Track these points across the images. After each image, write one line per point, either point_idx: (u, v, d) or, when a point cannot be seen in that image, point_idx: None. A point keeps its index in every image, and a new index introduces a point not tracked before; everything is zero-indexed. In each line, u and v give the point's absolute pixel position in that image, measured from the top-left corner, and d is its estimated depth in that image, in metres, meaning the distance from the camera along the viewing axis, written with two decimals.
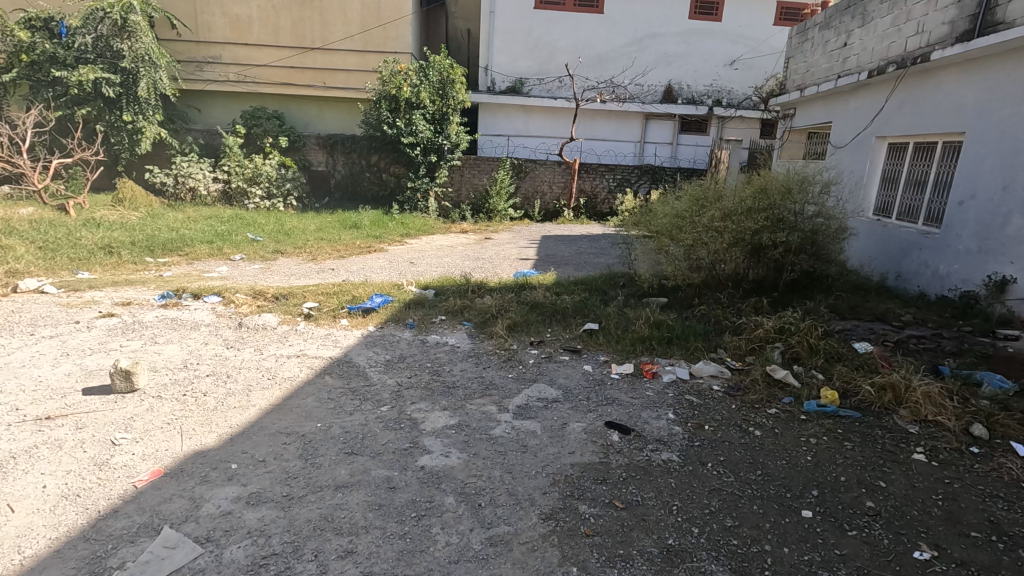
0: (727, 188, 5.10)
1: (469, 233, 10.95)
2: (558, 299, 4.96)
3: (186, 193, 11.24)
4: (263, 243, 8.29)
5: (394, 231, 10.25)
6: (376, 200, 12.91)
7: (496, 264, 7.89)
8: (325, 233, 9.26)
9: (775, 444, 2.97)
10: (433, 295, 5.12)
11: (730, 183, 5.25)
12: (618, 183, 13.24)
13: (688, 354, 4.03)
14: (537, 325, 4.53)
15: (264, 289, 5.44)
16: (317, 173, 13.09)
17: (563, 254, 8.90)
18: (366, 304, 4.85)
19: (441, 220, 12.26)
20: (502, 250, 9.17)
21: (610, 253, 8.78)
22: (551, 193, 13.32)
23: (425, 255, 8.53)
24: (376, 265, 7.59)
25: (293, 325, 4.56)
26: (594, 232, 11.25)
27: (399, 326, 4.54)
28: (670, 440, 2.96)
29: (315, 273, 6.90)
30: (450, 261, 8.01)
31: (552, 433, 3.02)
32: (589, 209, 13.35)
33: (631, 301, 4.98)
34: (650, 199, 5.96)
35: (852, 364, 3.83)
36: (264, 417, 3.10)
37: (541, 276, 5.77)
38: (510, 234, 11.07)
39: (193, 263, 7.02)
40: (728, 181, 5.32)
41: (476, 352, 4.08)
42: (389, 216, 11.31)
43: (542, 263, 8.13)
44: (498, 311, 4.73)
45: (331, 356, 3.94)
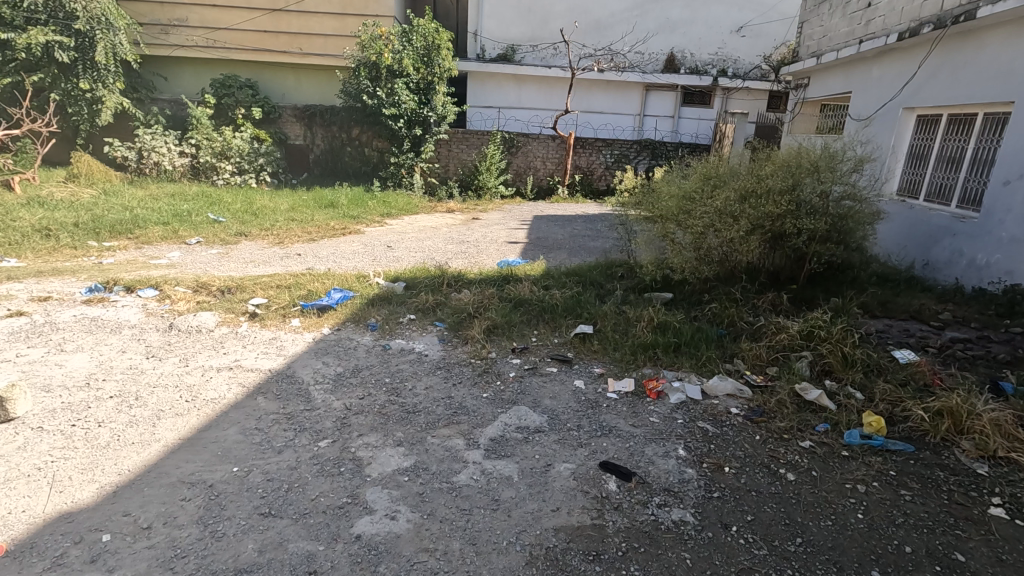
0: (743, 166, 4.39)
1: (456, 213, 10.22)
2: (547, 295, 4.29)
3: (149, 168, 10.42)
4: (225, 224, 7.55)
5: (374, 210, 9.51)
6: (358, 177, 12.12)
7: (482, 249, 7.18)
8: (296, 213, 8.53)
9: (815, 495, 2.34)
10: (403, 289, 4.43)
11: (746, 160, 4.55)
12: (615, 159, 12.47)
13: (700, 365, 3.38)
14: (522, 327, 3.86)
15: (210, 281, 4.75)
16: (294, 148, 12.25)
17: (556, 237, 8.19)
18: (322, 300, 4.16)
19: (427, 199, 11.50)
20: (490, 232, 8.45)
21: (606, 236, 8.08)
22: (545, 169, 12.53)
23: (404, 238, 7.83)
24: (349, 250, 6.89)
25: (234, 326, 3.87)
26: (589, 212, 10.53)
27: (360, 328, 3.87)
28: (683, 492, 2.32)
29: (278, 259, 6.21)
30: (431, 245, 7.31)
31: (532, 479, 2.37)
32: (585, 187, 12.59)
33: (631, 298, 4.30)
34: (653, 177, 5.24)
35: (895, 380, 3.19)
36: (166, 458, 2.44)
37: (528, 265, 5.09)
38: (500, 214, 10.34)
39: (142, 248, 6.29)
40: (745, 158, 4.61)
41: (447, 363, 3.41)
42: (370, 194, 10.56)
43: (532, 247, 7.44)
44: (476, 310, 4.06)
45: (270, 370, 3.27)
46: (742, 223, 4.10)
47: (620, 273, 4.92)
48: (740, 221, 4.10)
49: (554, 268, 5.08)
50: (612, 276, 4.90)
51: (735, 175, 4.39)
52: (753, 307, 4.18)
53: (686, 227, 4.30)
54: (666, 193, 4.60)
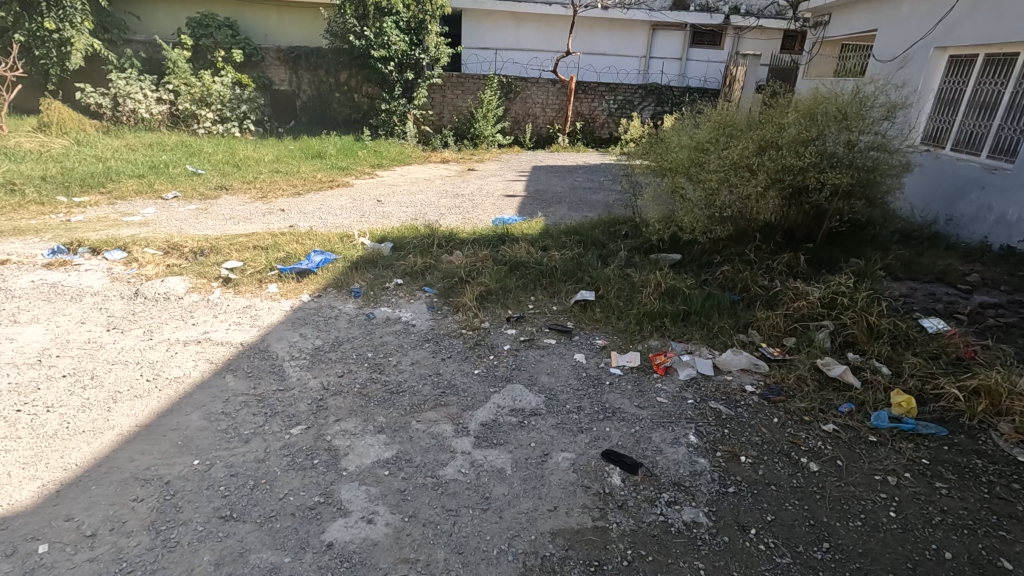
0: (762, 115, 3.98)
1: (450, 164, 9.74)
2: (545, 257, 3.96)
3: (126, 116, 9.84)
4: (205, 177, 7.12)
5: (365, 161, 9.03)
6: (348, 125, 11.53)
7: (477, 203, 6.80)
8: (282, 165, 8.07)
9: (841, 490, 2.10)
10: (390, 251, 4.10)
11: (766, 106, 4.12)
12: (619, 106, 11.83)
13: (711, 337, 3.10)
14: (518, 294, 3.57)
15: (183, 241, 4.41)
16: (280, 94, 11.59)
17: (556, 190, 7.76)
18: (302, 264, 3.84)
19: (420, 148, 10.96)
20: (486, 184, 8.02)
21: (608, 189, 7.66)
22: (544, 117, 11.92)
23: (396, 192, 7.42)
24: (335, 205, 6.50)
25: (205, 293, 3.56)
26: (590, 162, 10.05)
27: (342, 294, 3.57)
28: (695, 487, 2.08)
29: (260, 216, 5.85)
30: (423, 200, 6.91)
31: (527, 472, 2.13)
32: (587, 136, 12.01)
33: (636, 259, 3.98)
34: (662, 125, 4.80)
35: (924, 353, 2.91)
36: (119, 449, 2.19)
37: (525, 223, 4.74)
38: (497, 164, 9.86)
39: (115, 204, 5.91)
40: (764, 105, 4.18)
41: (435, 335, 3.13)
42: (360, 144, 10.04)
43: (530, 201, 7.04)
44: (469, 274, 3.74)
45: (242, 343, 2.99)
46: (760, 177, 3.73)
47: (624, 231, 4.58)
48: (758, 175, 3.72)
49: (553, 226, 4.73)
50: (615, 234, 4.56)
51: (753, 124, 3.98)
52: (768, 268, 3.87)
53: (698, 181, 3.93)
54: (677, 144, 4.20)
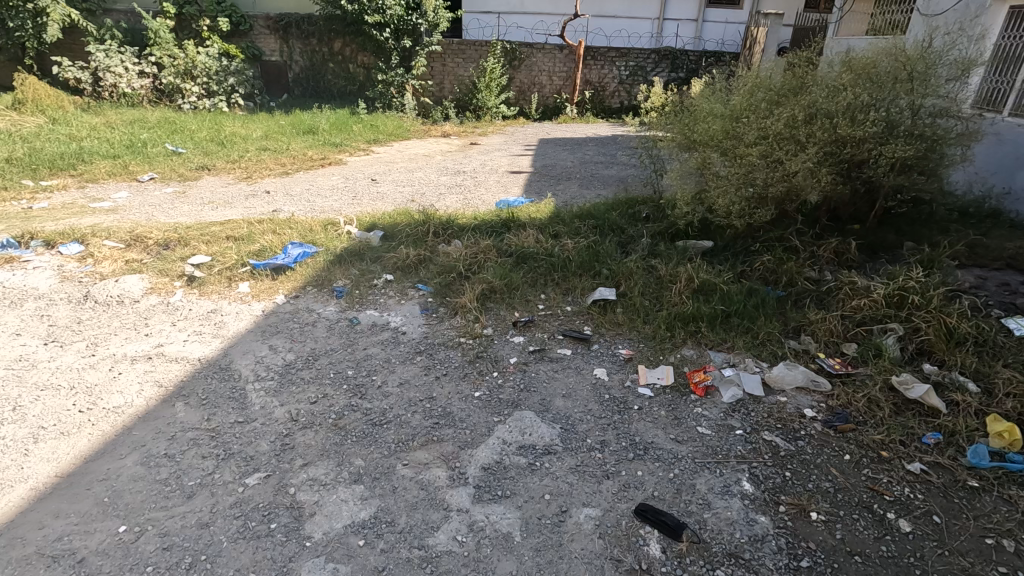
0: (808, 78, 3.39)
1: (452, 137, 9.14)
2: (557, 246, 3.45)
3: (107, 91, 9.27)
4: (187, 156, 6.59)
5: (360, 136, 8.46)
6: (343, 98, 10.90)
7: (480, 182, 6.25)
8: (270, 141, 7.52)
9: (947, 562, 1.63)
10: (379, 241, 3.60)
11: (812, 67, 3.52)
12: (630, 72, 11.11)
13: (756, 345, 2.60)
14: (526, 292, 3.08)
15: (149, 231, 3.92)
16: (270, 65, 10.93)
17: (565, 164, 7.18)
18: (277, 257, 3.36)
19: (420, 121, 10.34)
20: (490, 160, 7.45)
21: (622, 163, 7.07)
22: (551, 85, 11.21)
23: (392, 169, 6.88)
24: (326, 186, 5.98)
25: (165, 295, 3.09)
26: (601, 134, 9.41)
27: (323, 294, 3.10)
28: (757, 561, 1.62)
29: (242, 199, 5.35)
30: (421, 179, 6.37)
31: (540, 540, 1.67)
32: (596, 105, 11.32)
33: (661, 248, 3.47)
34: (688, 92, 4.21)
35: (1019, 365, 2.40)
36: (28, 512, 1.75)
37: (533, 205, 4.21)
38: (501, 137, 9.24)
39: (85, 188, 5.42)
40: (809, 65, 3.58)
41: (430, 346, 2.66)
42: (356, 118, 9.44)
43: (538, 178, 6.48)
44: (469, 268, 3.26)
45: (200, 359, 2.52)
46: (808, 150, 3.15)
47: (645, 213, 4.04)
48: (805, 148, 3.15)
49: (565, 208, 4.22)
50: (635, 217, 4.03)
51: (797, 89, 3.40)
52: (816, 257, 3.33)
53: (732, 155, 3.36)
54: (708, 112, 3.62)
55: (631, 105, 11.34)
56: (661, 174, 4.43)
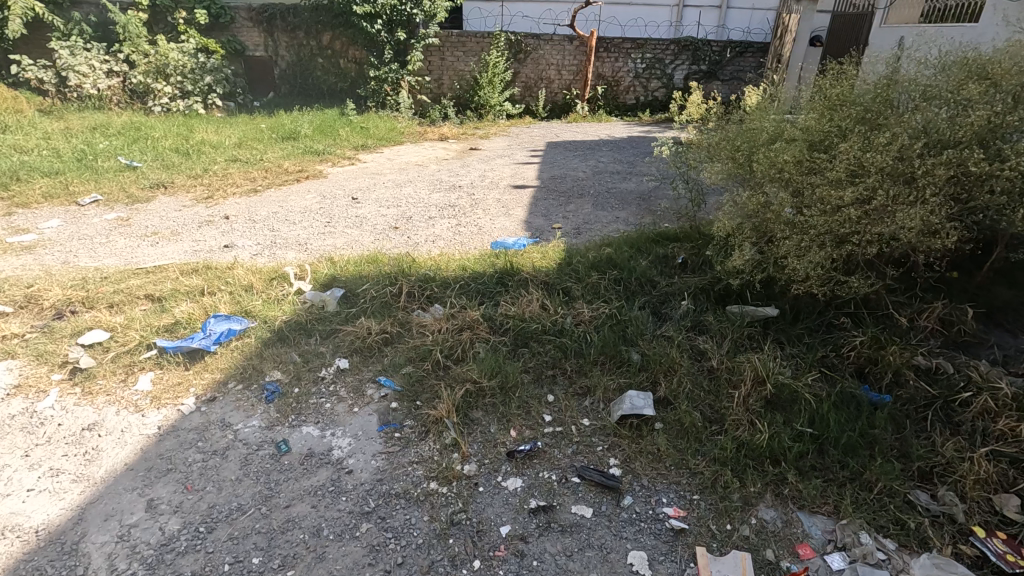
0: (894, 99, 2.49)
1: (451, 141, 8.26)
2: (569, 317, 2.59)
3: (73, 93, 8.46)
4: (143, 170, 5.78)
5: (347, 142, 7.61)
6: (333, 96, 10.04)
7: (477, 201, 5.38)
8: (243, 150, 6.68)
9: None
10: (335, 306, 2.76)
11: (907, 76, 2.59)
12: (647, 66, 10.13)
13: (871, 508, 1.73)
14: (527, 395, 2.23)
15: (52, 285, 3.10)
16: (254, 60, 10.06)
17: (577, 175, 6.27)
18: (196, 334, 2.52)
19: (416, 122, 9.46)
20: (491, 170, 6.56)
21: (641, 175, 6.17)
22: (560, 80, 10.25)
23: (379, 183, 6.03)
24: (298, 207, 5.14)
25: (35, 397, 2.27)
26: (615, 136, 8.49)
27: (247, 397, 2.26)
28: None
29: (194, 227, 4.52)
30: (410, 197, 5.52)
31: None
32: (609, 102, 10.38)
33: (709, 321, 2.59)
34: (734, 110, 3.32)
35: None
36: None
37: (537, 247, 3.35)
38: (505, 140, 8.35)
39: (13, 214, 4.63)
40: (901, 74, 2.65)
41: (383, 500, 1.81)
42: (344, 119, 8.58)
43: (544, 194, 5.61)
44: (449, 354, 2.41)
45: (38, 533, 1.69)
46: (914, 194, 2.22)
47: (680, 258, 3.19)
48: (907, 191, 2.24)
49: (578, 250, 3.35)
50: (668, 264, 3.18)
51: (890, 108, 2.48)
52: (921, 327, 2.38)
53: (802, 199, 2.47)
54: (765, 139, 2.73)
55: (647, 101, 10.38)
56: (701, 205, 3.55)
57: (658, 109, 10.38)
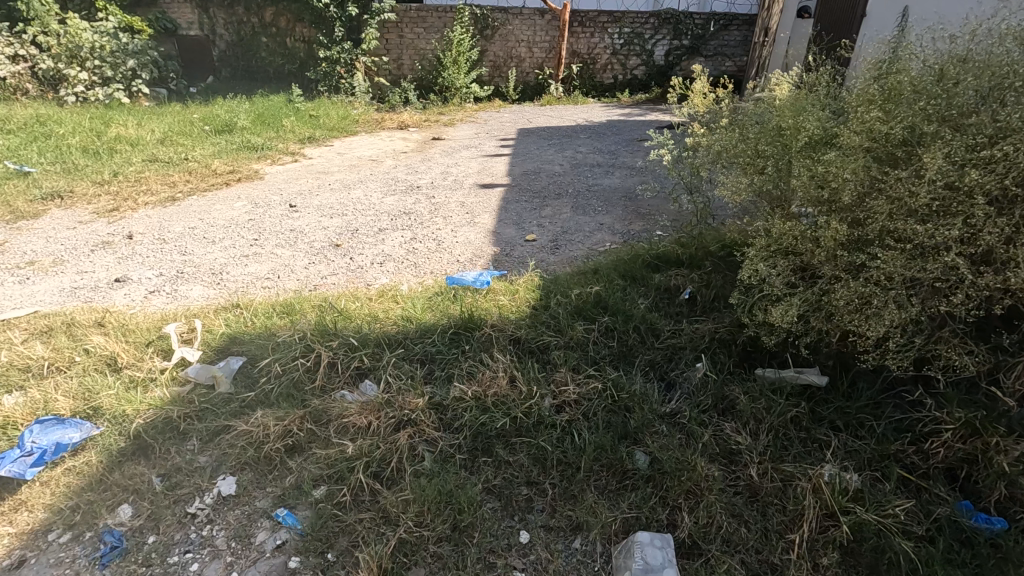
0: (983, 83, 1.81)
1: (411, 129, 7.41)
2: (547, 399, 1.91)
3: None
4: (38, 176, 4.84)
5: (291, 134, 6.72)
6: (280, 80, 9.05)
7: (438, 206, 4.62)
8: (166, 147, 5.76)
9: None
10: (228, 389, 2.00)
11: (990, 57, 1.92)
12: (625, 41, 9.35)
13: None
14: (491, 537, 1.55)
15: None
16: (189, 40, 9.00)
17: (553, 170, 5.53)
18: (15, 447, 1.75)
19: (374, 108, 8.56)
20: (456, 164, 5.79)
21: (625, 168, 5.48)
22: (531, 59, 9.40)
23: (323, 184, 5.20)
24: (222, 219, 4.31)
25: None
26: (593, 121, 7.75)
27: (72, 559, 1.52)
28: None
29: (86, 252, 3.67)
30: (359, 202, 4.73)
31: None
32: (585, 82, 9.59)
33: (740, 403, 1.91)
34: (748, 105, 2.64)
35: None
36: None
37: (504, 283, 2.63)
38: (472, 128, 7.54)
39: None
40: (980, 54, 1.97)
41: None
42: (291, 107, 7.64)
43: (516, 193, 4.88)
44: (378, 471, 1.70)
45: None
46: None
47: (686, 291, 2.57)
48: (1015, 223, 1.58)
49: (558, 284, 2.64)
50: (670, 300, 2.55)
51: (975, 101, 1.79)
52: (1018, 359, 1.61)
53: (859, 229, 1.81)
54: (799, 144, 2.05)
55: (626, 81, 9.62)
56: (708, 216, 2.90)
57: (637, 88, 9.63)
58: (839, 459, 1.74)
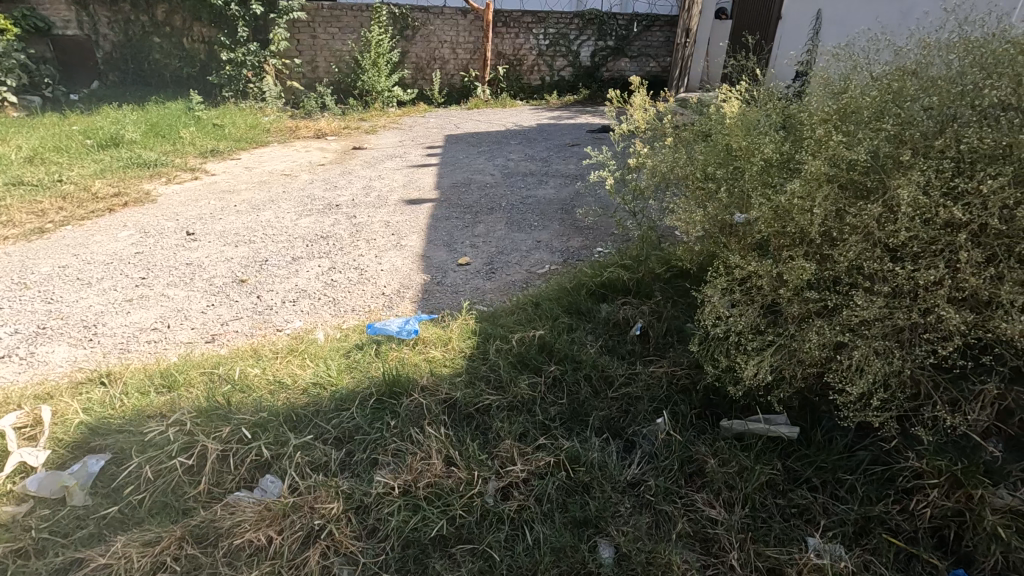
0: (951, 104, 1.66)
1: (329, 138, 6.87)
2: (491, 483, 1.62)
3: None
4: None
5: (191, 147, 6.03)
6: (178, 84, 8.20)
7: (359, 226, 4.21)
8: (36, 166, 4.98)
9: None
10: (82, 505, 1.57)
11: (942, 73, 1.80)
12: (551, 42, 9.18)
13: None
14: None
15: None
16: (66, 41, 7.96)
17: (484, 181, 5.22)
18: None
19: (287, 115, 7.92)
20: (379, 177, 5.36)
21: (559, 177, 5.26)
22: (455, 60, 9.03)
23: (227, 205, 4.64)
24: (102, 254, 3.70)
25: None
26: (523, 125, 7.51)
27: None
28: None
29: None
30: (269, 225, 4.24)
31: None
32: (512, 84, 9.34)
33: (709, 468, 1.68)
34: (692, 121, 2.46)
35: None
36: None
37: (435, 329, 2.31)
38: (396, 135, 7.10)
39: None
40: (939, 71, 1.84)
41: None
42: (191, 115, 6.90)
43: (447, 209, 4.55)
44: None
45: None
46: (999, 258, 1.44)
47: (636, 325, 2.36)
48: (997, 265, 1.43)
49: (497, 326, 2.35)
50: (620, 336, 2.33)
51: (944, 124, 1.65)
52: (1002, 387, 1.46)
53: (825, 265, 1.64)
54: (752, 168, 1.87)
55: (554, 82, 9.45)
56: (654, 237, 2.70)
57: (565, 90, 9.48)
58: (819, 527, 1.57)
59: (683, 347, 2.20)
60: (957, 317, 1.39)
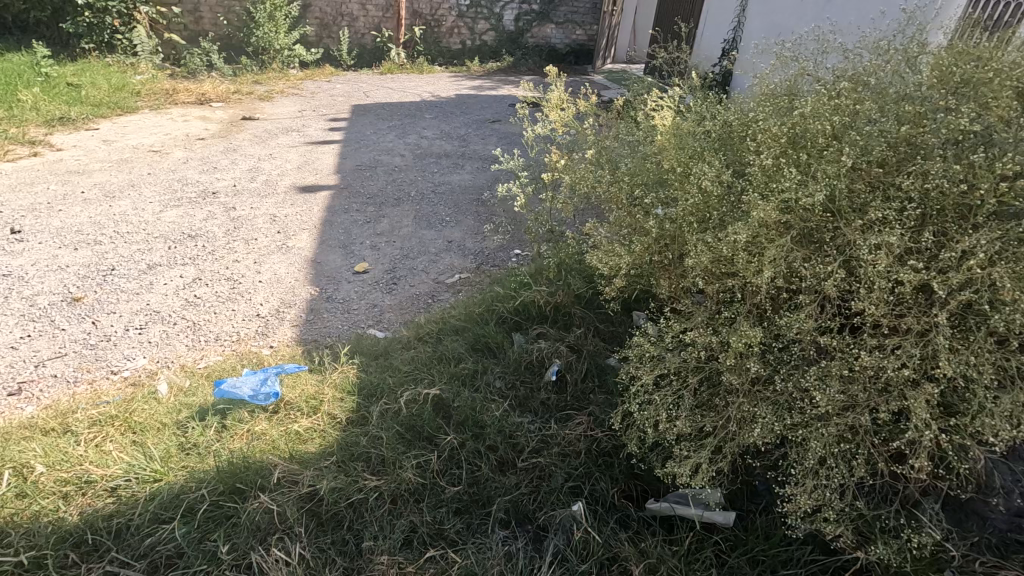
0: (914, 129, 1.38)
1: (214, 104, 5.96)
2: None
3: None
4: None
5: (32, 113, 4.99)
6: (25, 31, 6.87)
7: (238, 221, 3.58)
8: None
9: None
10: None
11: (894, 88, 1.54)
12: (471, 3, 8.49)
13: None
14: None
15: None
16: None
17: (392, 163, 4.66)
18: None
19: (165, 73, 6.83)
20: (270, 156, 4.66)
21: (476, 161, 4.80)
22: (366, 17, 8.16)
23: (70, 191, 3.82)
24: None
25: None
26: (440, 95, 6.89)
27: None
28: None
29: None
30: (123, 219, 3.50)
31: None
32: (429, 47, 8.60)
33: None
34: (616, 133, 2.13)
35: None
36: None
37: (302, 386, 1.86)
38: (295, 103, 6.28)
39: None
40: (893, 84, 1.57)
41: None
42: (37, 71, 5.75)
43: (347, 198, 3.98)
44: None
45: None
46: (974, 332, 1.19)
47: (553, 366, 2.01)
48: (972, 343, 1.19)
49: (387, 376, 1.93)
50: (535, 381, 1.98)
51: (905, 157, 1.37)
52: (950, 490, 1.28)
53: (771, 328, 1.35)
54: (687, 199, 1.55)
55: (476, 47, 8.80)
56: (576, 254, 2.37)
57: (488, 56, 8.87)
58: None
59: (605, 397, 1.88)
60: (926, 409, 1.14)
